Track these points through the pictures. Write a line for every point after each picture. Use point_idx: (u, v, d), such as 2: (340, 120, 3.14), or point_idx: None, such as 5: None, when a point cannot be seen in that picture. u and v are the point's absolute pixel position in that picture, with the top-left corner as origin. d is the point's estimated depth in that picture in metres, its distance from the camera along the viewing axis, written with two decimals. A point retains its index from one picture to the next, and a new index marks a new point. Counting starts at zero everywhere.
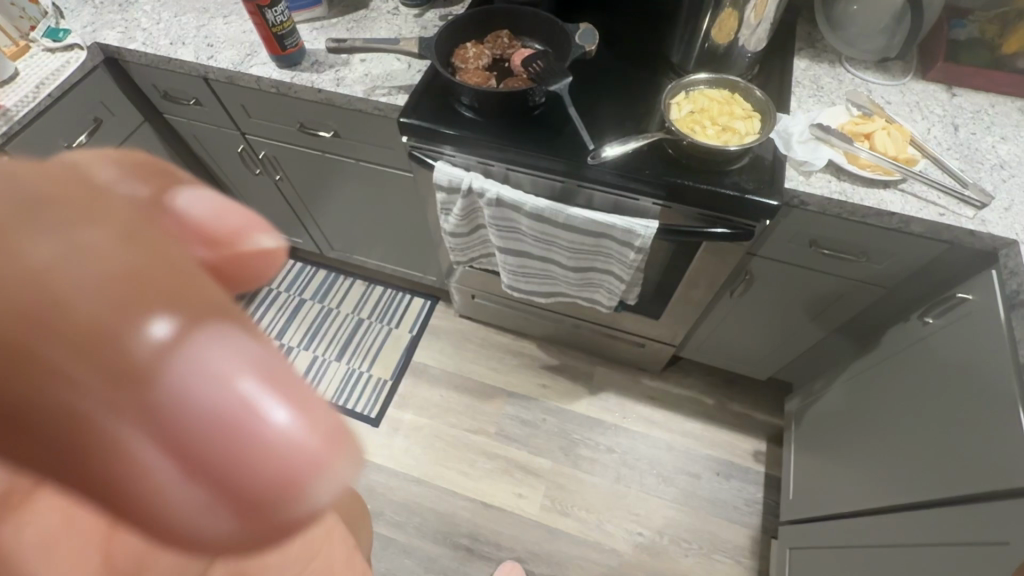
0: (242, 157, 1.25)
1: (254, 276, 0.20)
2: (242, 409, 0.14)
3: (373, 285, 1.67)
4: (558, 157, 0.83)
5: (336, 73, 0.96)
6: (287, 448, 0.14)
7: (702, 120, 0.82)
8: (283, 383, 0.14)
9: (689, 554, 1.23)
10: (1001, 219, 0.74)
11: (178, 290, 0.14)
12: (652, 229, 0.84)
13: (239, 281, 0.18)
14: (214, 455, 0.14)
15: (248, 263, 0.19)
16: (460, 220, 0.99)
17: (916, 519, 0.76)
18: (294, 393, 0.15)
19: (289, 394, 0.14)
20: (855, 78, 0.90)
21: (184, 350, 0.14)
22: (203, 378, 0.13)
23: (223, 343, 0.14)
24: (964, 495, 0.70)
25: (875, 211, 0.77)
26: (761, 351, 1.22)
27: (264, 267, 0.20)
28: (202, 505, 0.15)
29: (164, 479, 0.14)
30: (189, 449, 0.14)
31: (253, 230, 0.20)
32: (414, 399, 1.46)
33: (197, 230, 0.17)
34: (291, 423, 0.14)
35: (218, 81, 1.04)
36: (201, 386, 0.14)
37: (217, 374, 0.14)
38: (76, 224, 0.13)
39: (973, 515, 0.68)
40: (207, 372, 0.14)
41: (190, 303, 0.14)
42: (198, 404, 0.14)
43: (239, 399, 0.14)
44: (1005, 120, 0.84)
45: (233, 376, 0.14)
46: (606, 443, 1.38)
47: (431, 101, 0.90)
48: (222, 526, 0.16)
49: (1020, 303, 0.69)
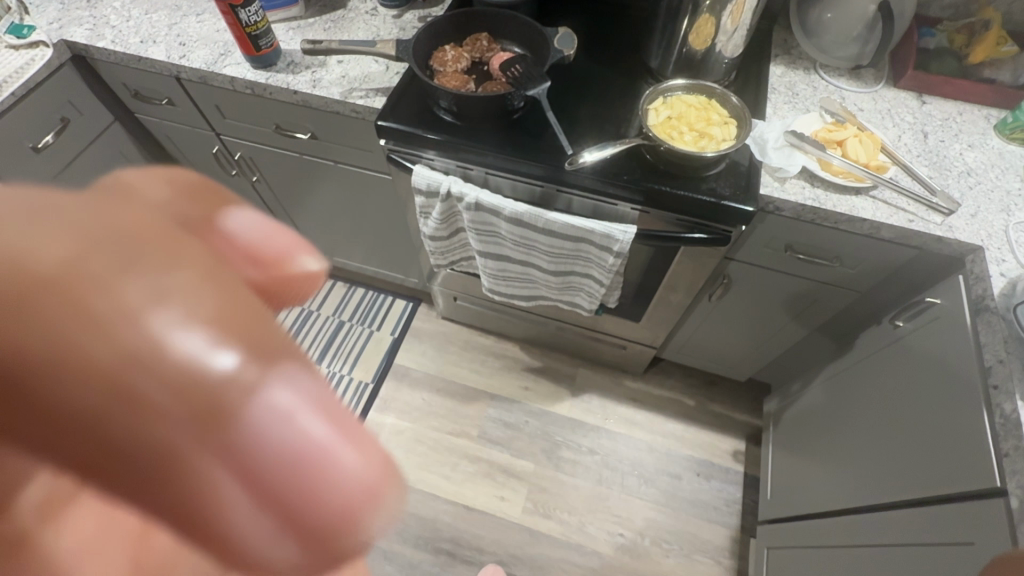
0: (217, 158, 1.22)
1: (299, 296, 0.21)
2: (311, 452, 0.15)
3: (354, 287, 1.65)
4: (537, 162, 0.83)
5: (313, 75, 0.95)
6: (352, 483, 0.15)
7: (679, 125, 0.82)
8: (342, 423, 0.15)
9: (670, 554, 1.25)
10: (968, 226, 0.75)
11: (248, 324, 0.15)
12: (631, 234, 0.84)
13: (284, 298, 0.19)
14: (286, 487, 0.15)
15: (292, 286, 0.20)
16: (439, 225, 0.98)
17: (887, 519, 0.78)
18: (352, 429, 0.15)
19: (350, 431, 0.15)
20: (829, 85, 0.92)
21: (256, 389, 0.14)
22: (280, 417, 0.15)
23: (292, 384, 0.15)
24: (931, 495, 0.72)
25: (847, 218, 0.78)
26: (741, 352, 1.24)
27: (306, 289, 0.21)
28: (267, 531, 0.16)
29: (235, 508, 0.15)
30: (268, 478, 0.15)
31: (298, 253, 0.21)
32: (395, 402, 1.45)
33: (248, 251, 0.18)
34: (356, 464, 0.15)
35: (191, 81, 1.01)
36: (279, 420, 0.14)
37: (290, 414, 0.15)
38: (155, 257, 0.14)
39: (939, 515, 0.69)
40: (283, 409, 0.14)
41: (261, 341, 0.15)
42: (272, 441, 0.15)
43: (311, 442, 0.15)
44: (971, 128, 0.86)
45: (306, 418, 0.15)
46: (588, 445, 1.39)
47: (410, 104, 0.90)
48: (283, 550, 0.16)
49: (987, 307, 0.70)
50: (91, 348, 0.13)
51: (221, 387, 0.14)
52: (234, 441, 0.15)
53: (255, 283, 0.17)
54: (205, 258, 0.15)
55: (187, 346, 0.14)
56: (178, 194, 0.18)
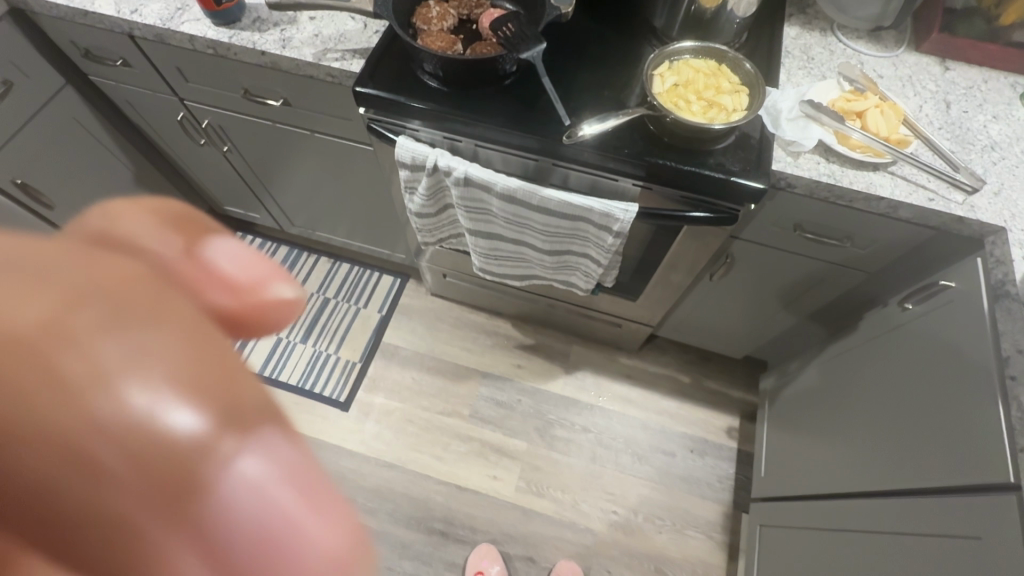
0: (183, 126, 1.12)
1: (271, 325, 0.22)
2: (276, 525, 0.16)
3: (339, 261, 1.58)
4: (530, 134, 0.76)
5: (282, 34, 0.85)
6: (314, 545, 0.17)
7: (686, 93, 0.75)
8: (309, 496, 0.17)
9: (662, 531, 1.25)
10: (990, 205, 0.71)
11: (228, 390, 0.17)
12: (632, 212, 0.78)
13: (246, 329, 0.21)
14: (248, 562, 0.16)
15: (262, 314, 0.22)
16: (426, 201, 0.91)
17: (889, 506, 0.77)
18: (313, 488, 0.17)
19: (309, 494, 0.17)
20: (847, 49, 0.85)
21: (227, 450, 0.17)
22: (250, 493, 0.16)
23: (269, 452, 0.17)
24: (937, 486, 0.70)
25: (864, 196, 0.73)
26: (738, 330, 1.21)
27: (280, 316, 0.22)
28: None
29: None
30: (230, 544, 0.16)
31: (273, 281, 0.22)
32: (384, 381, 1.41)
33: (223, 280, 0.20)
34: (323, 535, 0.17)
35: (147, 40, 0.91)
36: (243, 484, 0.16)
37: (262, 487, 0.16)
38: (136, 322, 0.16)
39: (945, 507, 0.68)
40: (247, 471, 0.16)
41: (234, 409, 0.17)
42: (240, 516, 0.16)
43: (279, 518, 0.16)
44: (997, 98, 0.80)
45: (277, 491, 0.17)
46: (582, 423, 1.37)
47: (391, 68, 0.81)
48: None
49: (1007, 293, 0.67)
50: (61, 410, 0.15)
51: (190, 445, 0.16)
52: (195, 517, 0.16)
53: (225, 315, 0.20)
54: (181, 313, 0.17)
55: (167, 410, 0.16)
56: (162, 223, 0.21)
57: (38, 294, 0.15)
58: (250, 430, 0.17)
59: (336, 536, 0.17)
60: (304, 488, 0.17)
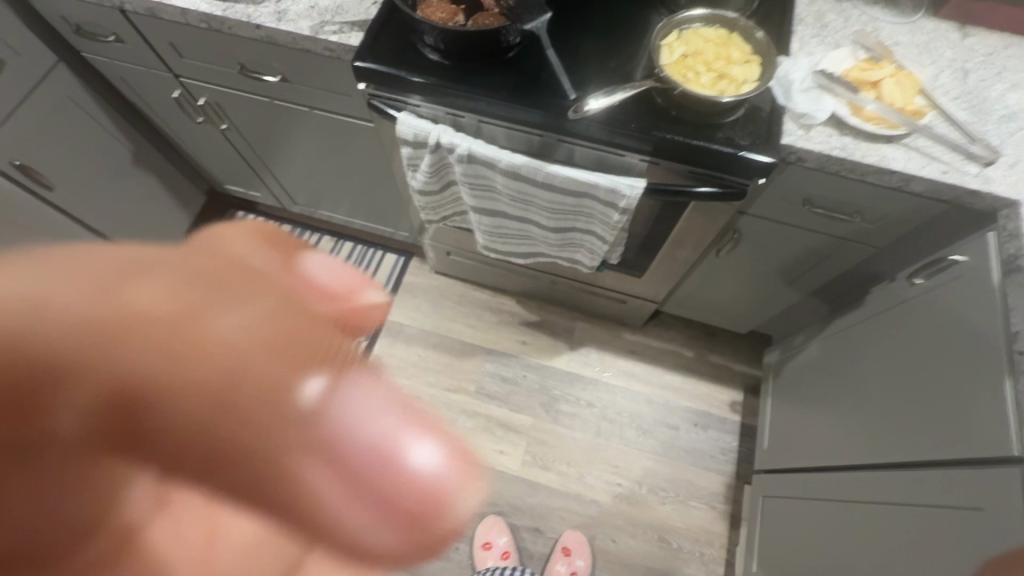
0: (179, 103, 1.10)
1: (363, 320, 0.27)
2: (389, 447, 0.24)
3: (342, 240, 1.58)
4: (534, 108, 0.75)
5: (278, 6, 0.82)
6: (425, 469, 0.24)
7: (695, 64, 0.73)
8: (413, 426, 0.25)
9: (666, 501, 1.28)
10: (1005, 177, 0.69)
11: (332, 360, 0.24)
12: (639, 189, 0.77)
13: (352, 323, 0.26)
14: (376, 473, 0.24)
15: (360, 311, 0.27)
16: (428, 178, 0.89)
17: (892, 478, 0.78)
18: (412, 416, 0.25)
19: (412, 424, 0.25)
20: (863, 14, 0.82)
21: (342, 397, 0.24)
22: (366, 423, 0.24)
23: (369, 397, 0.24)
24: (941, 459, 0.71)
25: (876, 169, 0.71)
26: (743, 305, 1.21)
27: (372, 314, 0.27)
28: (367, 508, 0.25)
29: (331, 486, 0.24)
30: (362, 460, 0.24)
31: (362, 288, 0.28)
32: (390, 359, 1.42)
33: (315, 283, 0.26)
34: (427, 457, 0.24)
35: (138, 14, 0.88)
36: (358, 415, 0.24)
37: (376, 422, 0.24)
38: (251, 303, 0.23)
39: (949, 479, 0.69)
40: (360, 409, 0.24)
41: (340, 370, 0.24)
42: (364, 443, 0.24)
43: (391, 444, 0.24)
44: (1016, 65, 0.77)
45: (384, 427, 0.24)
46: (587, 398, 1.39)
47: (391, 40, 0.79)
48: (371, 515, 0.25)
49: (1018, 268, 0.66)
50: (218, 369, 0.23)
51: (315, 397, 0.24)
52: (328, 439, 0.24)
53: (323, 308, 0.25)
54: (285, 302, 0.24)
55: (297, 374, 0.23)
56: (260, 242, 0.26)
57: (191, 296, 0.22)
58: (353, 381, 0.24)
59: (441, 461, 0.25)
60: (405, 421, 0.25)
